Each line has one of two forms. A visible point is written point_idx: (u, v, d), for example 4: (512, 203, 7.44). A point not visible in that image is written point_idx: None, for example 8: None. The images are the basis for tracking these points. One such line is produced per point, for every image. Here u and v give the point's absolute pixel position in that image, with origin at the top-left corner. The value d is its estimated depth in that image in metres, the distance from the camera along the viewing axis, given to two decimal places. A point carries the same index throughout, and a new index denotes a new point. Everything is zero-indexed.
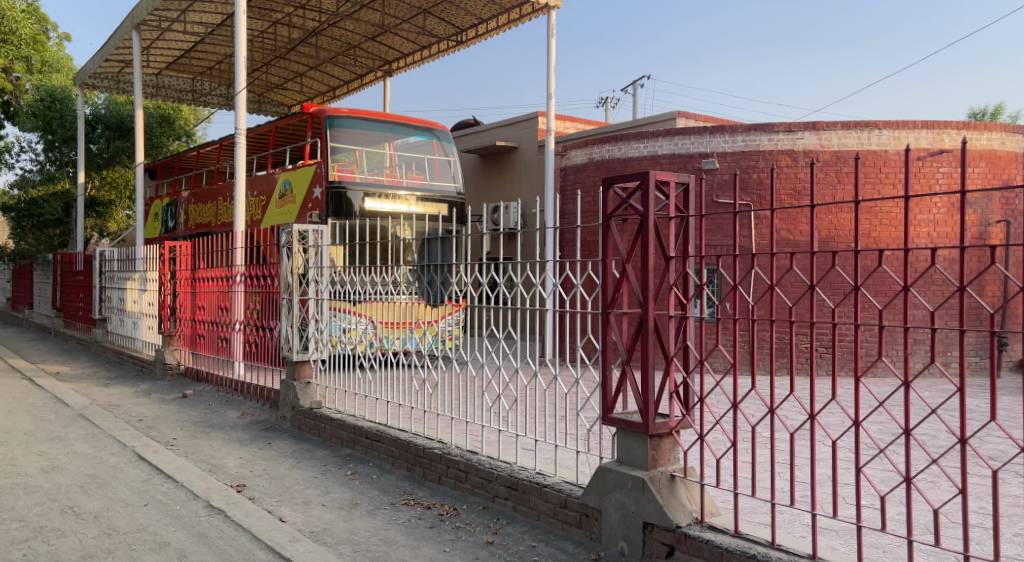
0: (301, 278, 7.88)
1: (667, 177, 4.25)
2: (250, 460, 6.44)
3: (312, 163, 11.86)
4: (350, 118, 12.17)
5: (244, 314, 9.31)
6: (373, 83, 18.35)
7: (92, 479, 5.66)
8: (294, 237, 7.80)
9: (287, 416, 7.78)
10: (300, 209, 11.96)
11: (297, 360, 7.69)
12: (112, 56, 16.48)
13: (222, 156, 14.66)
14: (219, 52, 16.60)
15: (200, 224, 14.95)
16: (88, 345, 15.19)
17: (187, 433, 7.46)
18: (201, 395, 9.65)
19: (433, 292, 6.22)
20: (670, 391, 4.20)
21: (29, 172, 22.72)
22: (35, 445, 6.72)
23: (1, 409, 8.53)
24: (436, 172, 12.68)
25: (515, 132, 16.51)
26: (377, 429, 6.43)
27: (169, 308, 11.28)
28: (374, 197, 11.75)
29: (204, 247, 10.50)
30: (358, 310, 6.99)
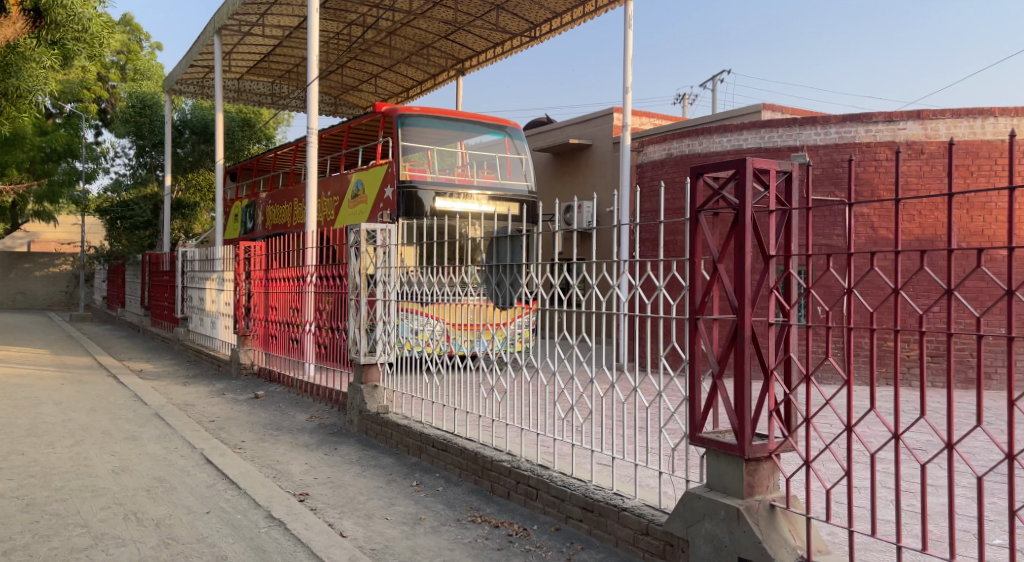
0: (369, 279, 7.70)
1: (767, 164, 3.72)
2: (315, 466, 6.24)
3: (383, 163, 11.74)
4: (422, 117, 12.07)
5: (315, 315, 9.21)
6: (445, 83, 18.25)
7: (159, 483, 5.57)
8: (363, 236, 7.59)
9: (354, 420, 7.58)
10: (372, 209, 11.86)
11: (365, 363, 7.50)
12: (196, 62, 16.97)
13: (298, 157, 14.81)
14: (296, 55, 16.84)
15: (276, 225, 15.15)
16: (171, 343, 15.67)
17: (255, 435, 7.36)
18: (273, 396, 9.63)
19: (502, 293, 5.87)
20: (770, 409, 3.67)
21: (122, 177, 23.88)
22: (109, 445, 6.75)
23: (83, 406, 8.72)
24: (508, 171, 12.37)
25: (589, 129, 16.04)
26: (444, 437, 6.13)
27: (244, 308, 11.38)
28: (445, 197, 11.52)
29: (277, 248, 10.53)
30: (427, 311, 6.73)
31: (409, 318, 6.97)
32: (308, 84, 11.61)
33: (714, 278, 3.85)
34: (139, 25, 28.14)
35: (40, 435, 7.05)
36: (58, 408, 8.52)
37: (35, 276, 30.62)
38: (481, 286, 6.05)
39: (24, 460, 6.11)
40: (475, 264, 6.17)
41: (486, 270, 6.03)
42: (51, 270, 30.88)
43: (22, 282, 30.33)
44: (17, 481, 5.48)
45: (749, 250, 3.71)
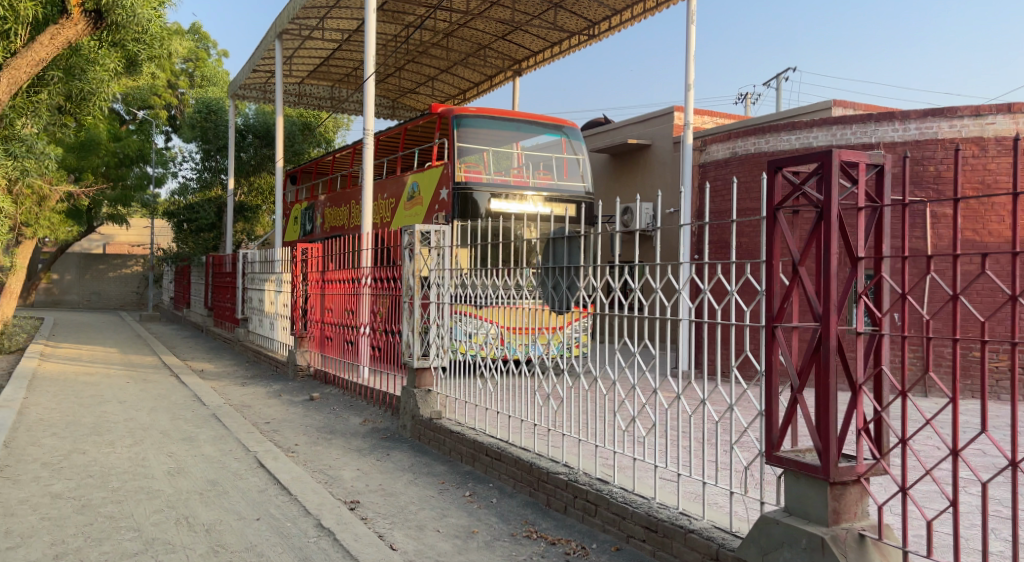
0: (423, 281, 7.55)
1: (856, 156, 3.35)
2: (367, 473, 6.10)
3: (439, 165, 11.62)
4: (478, 117, 11.91)
5: (370, 318, 9.12)
6: (502, 84, 18.10)
7: (211, 486, 5.51)
8: (417, 238, 7.43)
9: (407, 425, 7.43)
10: (427, 210, 11.76)
11: (418, 367, 7.34)
12: (259, 67, 17.28)
13: (355, 159, 14.88)
14: (355, 58, 16.95)
15: (334, 227, 15.26)
16: (232, 343, 15.95)
17: (309, 439, 7.29)
18: (328, 399, 9.60)
19: (558, 297, 5.60)
20: (859, 427, 3.30)
21: (189, 180, 24.59)
22: (166, 445, 6.76)
23: (145, 405, 8.85)
24: (564, 172, 12.10)
25: (649, 129, 15.64)
26: (497, 445, 5.91)
27: (301, 310, 11.44)
28: (500, 198, 11.32)
29: (333, 249, 10.53)
30: (480, 314, 6.54)
31: (462, 321, 6.79)
32: (364, 78, 11.61)
33: (795, 282, 3.49)
34: (206, 33, 29.00)
35: (102, 435, 7.14)
36: (121, 407, 8.67)
37: (109, 276, 31.94)
38: (536, 289, 5.82)
39: (84, 459, 6.17)
40: (530, 266, 5.96)
41: (541, 272, 5.82)
42: (123, 270, 32.15)
43: (97, 283, 31.70)
44: (76, 481, 5.51)
45: (835, 250, 3.35)
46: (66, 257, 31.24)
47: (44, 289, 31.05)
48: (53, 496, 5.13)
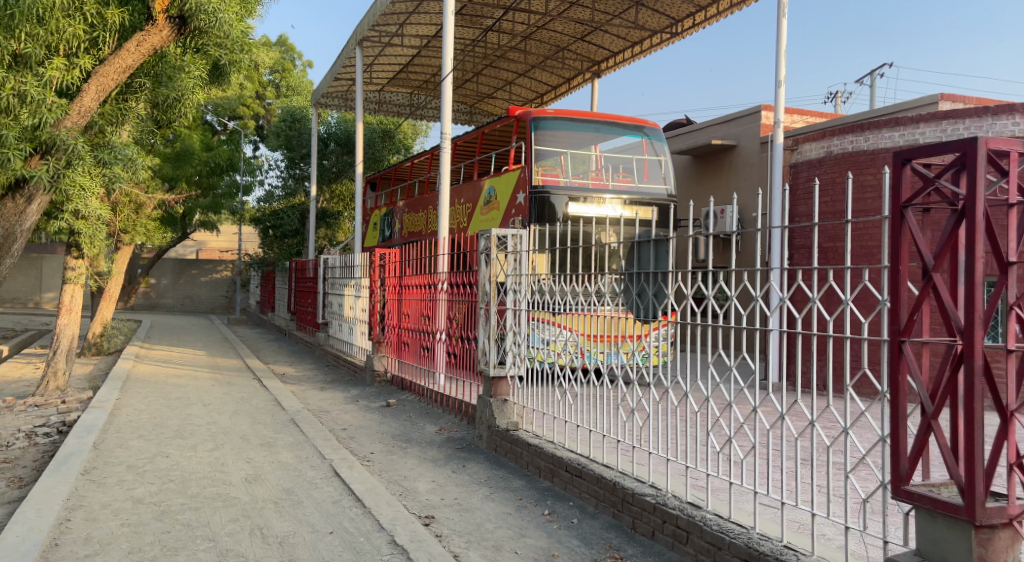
0: (499, 287, 7.30)
1: (1005, 144, 2.87)
2: (443, 485, 5.89)
3: (516, 168, 11.40)
4: (556, 119, 11.65)
5: (446, 323, 8.96)
6: (581, 86, 17.80)
7: (286, 496, 5.42)
8: (494, 242, 7.21)
9: (483, 435, 7.18)
10: (504, 215, 11.57)
11: (494, 376, 7.12)
12: (341, 75, 17.60)
13: (433, 165, 14.89)
14: (434, 64, 17.02)
15: (412, 233, 15.30)
16: (314, 348, 16.23)
17: (384, 447, 7.15)
18: (404, 405, 9.50)
19: (643, 304, 5.21)
20: (1012, 461, 2.81)
21: (275, 188, 25.44)
22: (246, 451, 6.77)
23: (227, 409, 8.98)
24: (645, 174, 11.66)
25: (734, 129, 14.96)
26: (578, 461, 5.57)
27: (379, 315, 11.45)
28: (578, 201, 10.94)
29: (409, 254, 10.48)
30: (558, 321, 6.24)
31: (539, 328, 6.50)
32: (441, 77, 11.55)
33: (927, 292, 3.01)
34: (292, 45, 29.99)
35: (186, 438, 7.22)
36: (205, 410, 8.83)
37: (201, 281, 33.37)
38: (618, 297, 5.44)
39: (167, 463, 6.22)
40: (610, 272, 5.59)
41: (624, 278, 5.45)
42: (214, 275, 33.52)
43: (190, 287, 33.16)
44: (158, 486, 5.53)
45: (982, 255, 2.87)
46: (163, 263, 32.85)
47: (143, 293, 32.74)
48: (135, 501, 5.14)
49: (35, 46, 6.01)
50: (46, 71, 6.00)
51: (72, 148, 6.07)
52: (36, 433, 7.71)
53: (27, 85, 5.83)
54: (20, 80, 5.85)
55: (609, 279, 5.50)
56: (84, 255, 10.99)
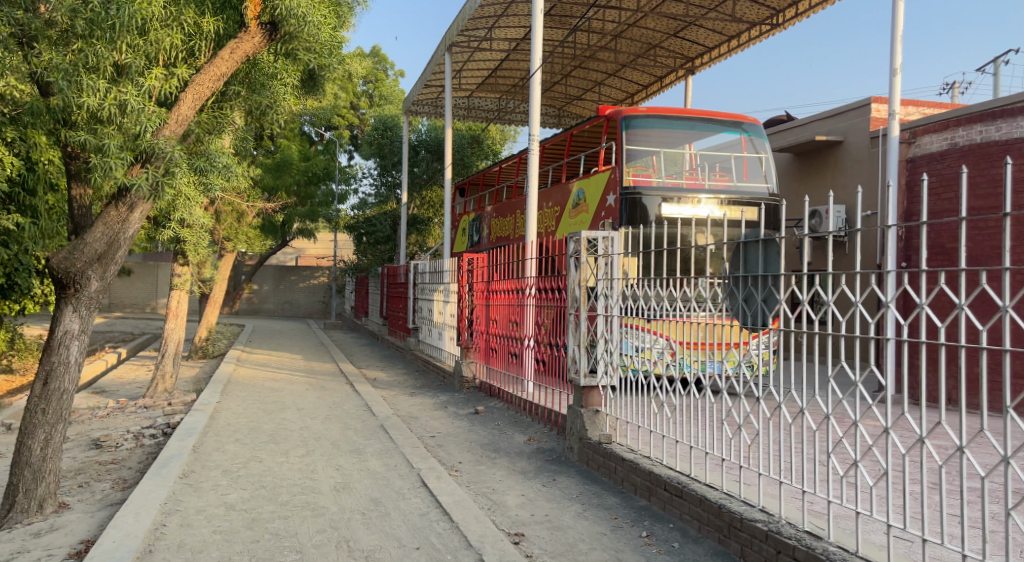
0: (590, 292, 6.95)
1: None
2: (533, 500, 5.60)
3: (607, 170, 11.03)
4: (649, 118, 11.22)
5: (535, 329, 8.69)
6: (674, 84, 17.23)
7: (373, 507, 5.30)
8: (584, 246, 6.87)
9: (574, 448, 6.81)
10: (594, 218, 11.22)
11: (585, 386, 6.73)
12: (431, 82, 17.76)
13: (521, 169, 14.77)
14: (522, 67, 16.88)
15: (500, 238, 15.17)
16: (405, 352, 16.38)
17: (473, 457, 6.95)
18: (493, 413, 9.30)
19: (750, 311, 4.70)
20: None
21: (368, 196, 26.07)
22: (336, 457, 6.74)
23: (320, 414, 9.07)
24: (744, 173, 11.06)
25: (841, 123, 14.00)
26: (678, 479, 5.12)
27: (467, 321, 11.33)
28: (672, 202, 10.43)
29: (498, 259, 10.28)
30: (652, 328, 5.83)
31: (633, 335, 6.11)
32: (529, 75, 11.31)
33: None
34: (385, 55, 30.73)
35: (279, 443, 7.29)
36: (299, 415, 8.94)
37: (300, 286, 34.70)
38: (721, 305, 4.98)
39: (260, 468, 6.27)
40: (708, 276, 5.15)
41: (726, 282, 4.99)
42: (312, 281, 34.77)
43: (289, 293, 34.54)
44: (250, 492, 5.53)
45: None
46: (265, 269, 34.42)
47: (247, 298, 34.39)
48: (227, 507, 5.15)
49: (135, 56, 6.04)
50: (146, 81, 5.99)
51: (172, 155, 5.66)
52: (143, 434, 8.00)
53: (128, 94, 5.79)
54: (122, 91, 5.82)
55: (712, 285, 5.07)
56: (189, 263, 11.44)
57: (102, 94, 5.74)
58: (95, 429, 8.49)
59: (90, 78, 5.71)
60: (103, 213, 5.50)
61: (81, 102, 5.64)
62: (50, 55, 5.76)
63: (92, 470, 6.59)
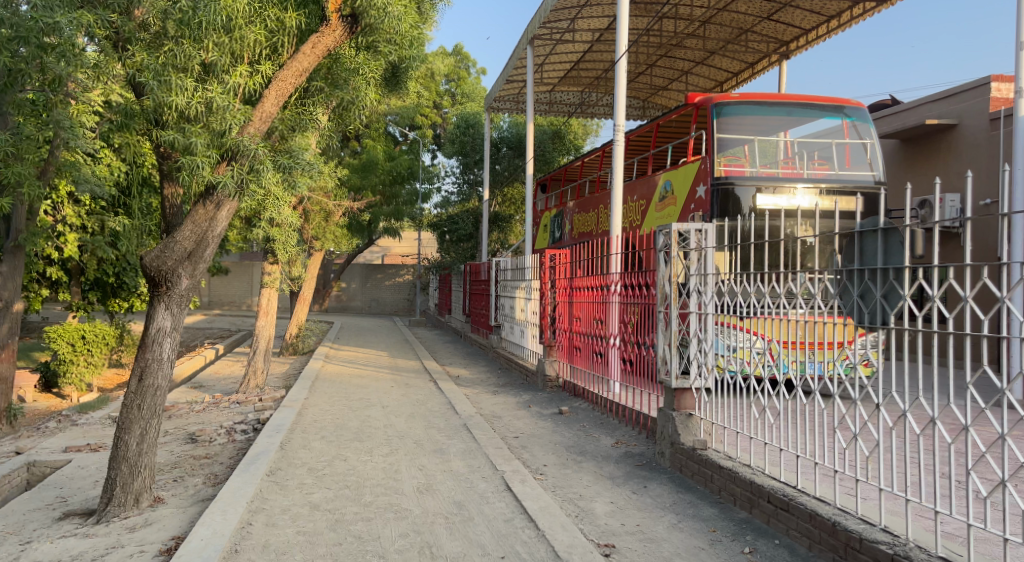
0: (681, 288, 6.50)
1: None
2: (622, 508, 5.28)
3: (696, 160, 10.53)
4: (741, 105, 10.64)
5: (621, 328, 8.34)
6: (766, 70, 16.41)
7: (457, 510, 5.13)
8: (675, 238, 6.45)
9: (665, 452, 6.39)
10: (683, 210, 10.73)
11: (677, 388, 6.30)
12: (513, 77, 17.63)
13: (604, 163, 14.39)
14: (605, 59, 16.48)
15: (583, 234, 14.79)
16: (487, 350, 16.27)
17: (558, 460, 6.69)
18: (578, 413, 8.98)
19: (868, 306, 4.14)
20: None
21: (450, 194, 26.28)
22: (419, 457, 6.64)
23: (404, 411, 9.03)
24: (847, 160, 10.29)
25: (954, 106, 12.90)
26: (783, 491, 4.63)
27: (550, 318, 11.07)
28: (766, 192, 9.86)
29: (581, 254, 9.94)
30: (749, 327, 5.38)
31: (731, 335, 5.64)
32: (614, 61, 10.90)
33: None
34: (467, 53, 30.94)
35: (363, 441, 7.26)
36: (383, 412, 8.94)
37: (385, 284, 35.45)
38: (832, 300, 4.45)
39: (345, 467, 6.23)
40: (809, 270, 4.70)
41: (838, 276, 4.47)
42: (397, 279, 35.44)
43: (376, 290, 35.36)
44: (334, 491, 5.48)
45: None
46: (352, 268, 35.37)
47: (336, 296, 35.42)
48: (312, 507, 5.09)
49: (221, 53, 6.14)
50: (230, 77, 6.13)
51: (256, 153, 5.67)
52: (235, 429, 8.18)
53: (214, 92, 5.94)
54: (207, 89, 5.97)
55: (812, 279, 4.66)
56: (279, 262, 11.71)
57: (190, 93, 5.87)
58: (191, 424, 8.76)
59: (179, 78, 5.85)
60: (191, 211, 5.56)
61: (170, 101, 5.78)
62: (143, 57, 5.93)
63: (186, 465, 6.75)
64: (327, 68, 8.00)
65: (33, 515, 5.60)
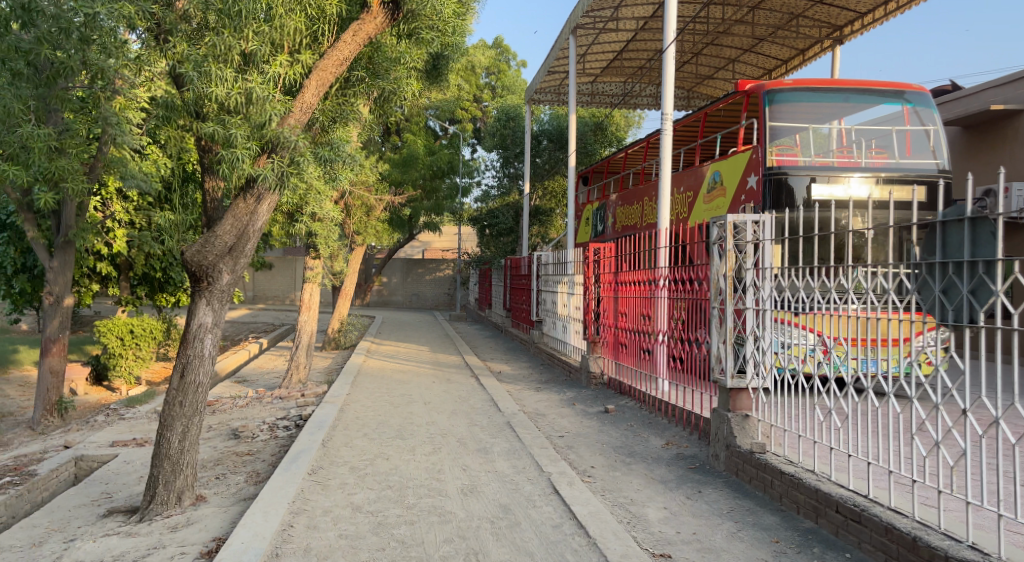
0: (736, 282, 6.15)
1: None
2: (676, 514, 5.01)
3: (747, 150, 10.11)
4: (795, 91, 10.19)
5: (669, 324, 8.02)
6: (818, 57, 15.78)
7: (503, 514, 4.93)
8: (730, 230, 6.12)
9: (720, 455, 6.07)
10: (733, 202, 10.32)
11: (732, 388, 5.97)
12: (554, 68, 17.34)
13: (649, 154, 14.01)
14: (649, 47, 16.06)
15: (626, 227, 14.45)
16: (529, 345, 16.05)
17: (606, 462, 6.44)
18: (624, 412, 8.70)
19: (951, 303, 3.76)
20: None
21: (491, 188, 26.13)
22: (463, 457, 6.46)
23: (446, 408, 8.89)
24: (907, 148, 9.76)
25: (1023, 89, 12.19)
26: (853, 501, 4.28)
27: (594, 313, 10.79)
28: (822, 182, 9.38)
29: (626, 248, 9.63)
30: (812, 324, 5.03)
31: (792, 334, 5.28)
32: (662, 48, 10.54)
33: None
34: (507, 46, 30.77)
35: (405, 439, 7.12)
36: (425, 409, 8.80)
37: (426, 279, 35.53)
38: (910, 295, 4.06)
39: (387, 467, 6.08)
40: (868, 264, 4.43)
41: (915, 270, 4.06)
42: (438, 274, 35.49)
43: (417, 285, 35.45)
44: (377, 492, 5.34)
45: None
46: (393, 263, 35.51)
47: (377, 291, 35.63)
48: (354, 508, 4.96)
49: (261, 42, 6.08)
50: (270, 67, 6.06)
51: (296, 144, 5.59)
52: (277, 425, 8.13)
53: (254, 82, 5.87)
54: (248, 79, 5.88)
55: (875, 274, 4.34)
56: (320, 257, 11.67)
57: (230, 83, 5.79)
58: (235, 419, 8.75)
59: (218, 68, 5.77)
60: (232, 205, 5.47)
61: (210, 92, 5.70)
62: (183, 48, 5.85)
63: (230, 461, 6.70)
64: (367, 58, 7.84)
65: (78, 511, 5.60)
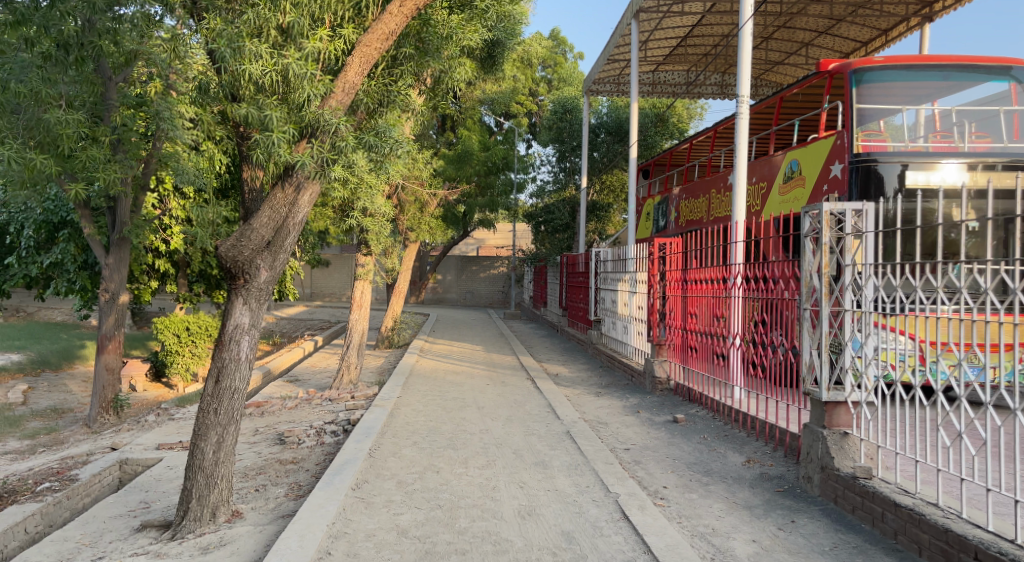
0: (833, 281, 5.36)
1: None
2: (768, 550, 4.31)
3: (830, 136, 9.19)
4: (887, 70, 9.22)
5: (744, 327, 7.25)
6: (902, 37, 14.65)
7: (567, 545, 4.32)
8: (825, 220, 5.33)
9: (814, 478, 5.32)
10: (813, 193, 9.42)
11: (828, 402, 5.20)
12: (614, 56, 16.60)
13: (717, 144, 13.18)
14: (716, 31, 15.17)
15: (691, 221, 13.62)
16: (587, 346, 15.42)
17: (680, 481, 5.75)
18: (696, 422, 7.95)
19: None
20: None
21: (546, 183, 25.57)
22: (520, 471, 5.89)
23: (502, 414, 8.33)
24: (1015, 133, 8.54)
25: None
26: (998, 547, 3.50)
27: (659, 314, 10.06)
28: (916, 167, 8.42)
29: (695, 244, 8.86)
30: (910, 328, 4.31)
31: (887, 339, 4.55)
32: (738, 27, 9.73)
33: None
34: (564, 38, 30.18)
35: (457, 449, 6.59)
36: (479, 414, 8.26)
37: (481, 277, 35.21)
38: None
39: (437, 482, 5.55)
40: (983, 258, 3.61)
41: None
42: (492, 271, 35.16)
43: (471, 282, 35.18)
44: (424, 513, 4.81)
45: None
46: (448, 260, 35.35)
47: (432, 288, 35.53)
48: (399, 532, 4.44)
49: (299, 14, 5.72)
50: (308, 42, 5.66)
51: (337, 127, 5.19)
52: (324, 430, 7.71)
53: (291, 58, 5.46)
54: (284, 55, 5.50)
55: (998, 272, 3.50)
56: (372, 252, 11.26)
57: (264, 60, 5.43)
58: (282, 423, 8.40)
59: (253, 43, 5.38)
60: (269, 195, 5.05)
61: (243, 70, 5.33)
62: (218, 24, 5.50)
63: (272, 471, 6.29)
64: (420, 41, 7.33)
65: (112, 524, 5.26)
